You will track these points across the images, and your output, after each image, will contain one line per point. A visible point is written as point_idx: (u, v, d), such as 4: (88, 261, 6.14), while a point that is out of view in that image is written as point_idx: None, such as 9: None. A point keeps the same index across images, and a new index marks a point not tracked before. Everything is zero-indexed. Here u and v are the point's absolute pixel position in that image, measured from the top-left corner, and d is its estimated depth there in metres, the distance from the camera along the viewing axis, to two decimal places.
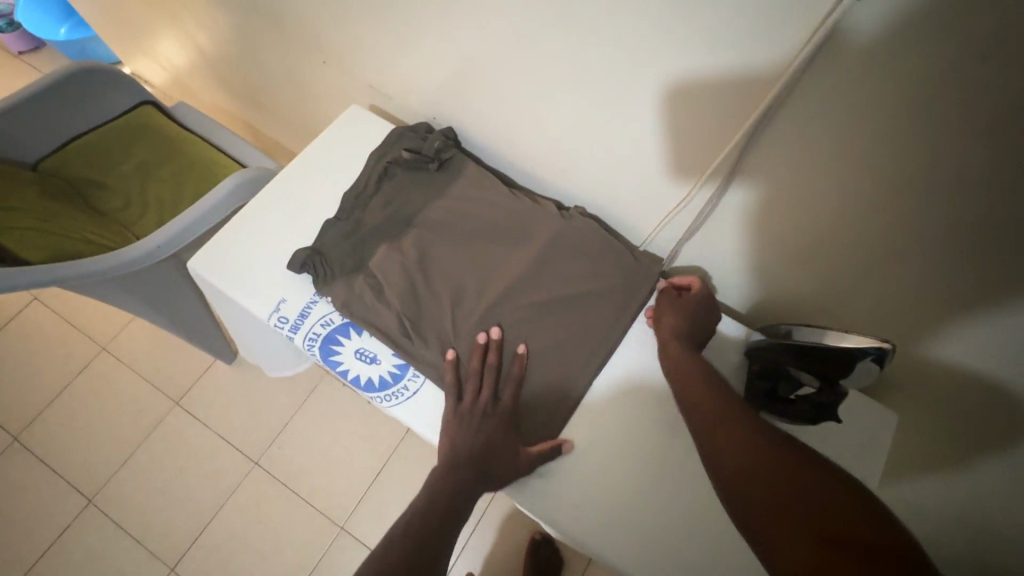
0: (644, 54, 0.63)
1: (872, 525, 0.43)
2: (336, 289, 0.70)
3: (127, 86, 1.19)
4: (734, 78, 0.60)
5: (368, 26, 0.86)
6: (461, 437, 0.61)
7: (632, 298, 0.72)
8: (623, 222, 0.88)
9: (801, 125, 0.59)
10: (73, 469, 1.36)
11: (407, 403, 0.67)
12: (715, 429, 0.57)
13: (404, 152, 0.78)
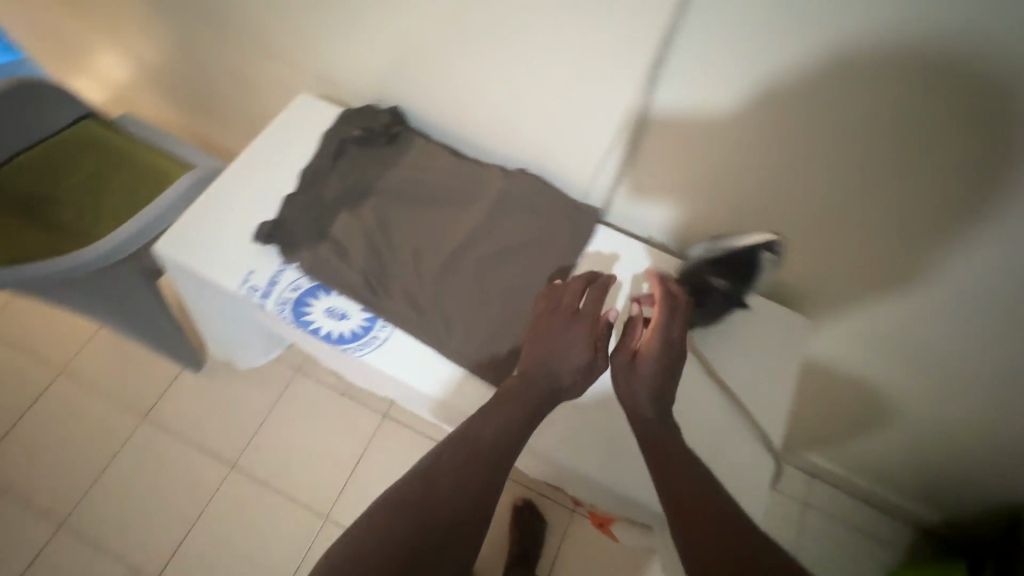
0: (563, 17, 0.72)
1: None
2: (303, 255, 0.74)
3: (67, 99, 1.19)
4: (637, 28, 0.69)
5: (310, 18, 0.92)
6: (528, 351, 0.69)
7: (576, 240, 0.80)
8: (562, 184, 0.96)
9: (698, 66, 0.69)
10: (40, 494, 1.33)
11: (378, 350, 0.72)
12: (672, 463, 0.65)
13: (355, 130, 0.83)
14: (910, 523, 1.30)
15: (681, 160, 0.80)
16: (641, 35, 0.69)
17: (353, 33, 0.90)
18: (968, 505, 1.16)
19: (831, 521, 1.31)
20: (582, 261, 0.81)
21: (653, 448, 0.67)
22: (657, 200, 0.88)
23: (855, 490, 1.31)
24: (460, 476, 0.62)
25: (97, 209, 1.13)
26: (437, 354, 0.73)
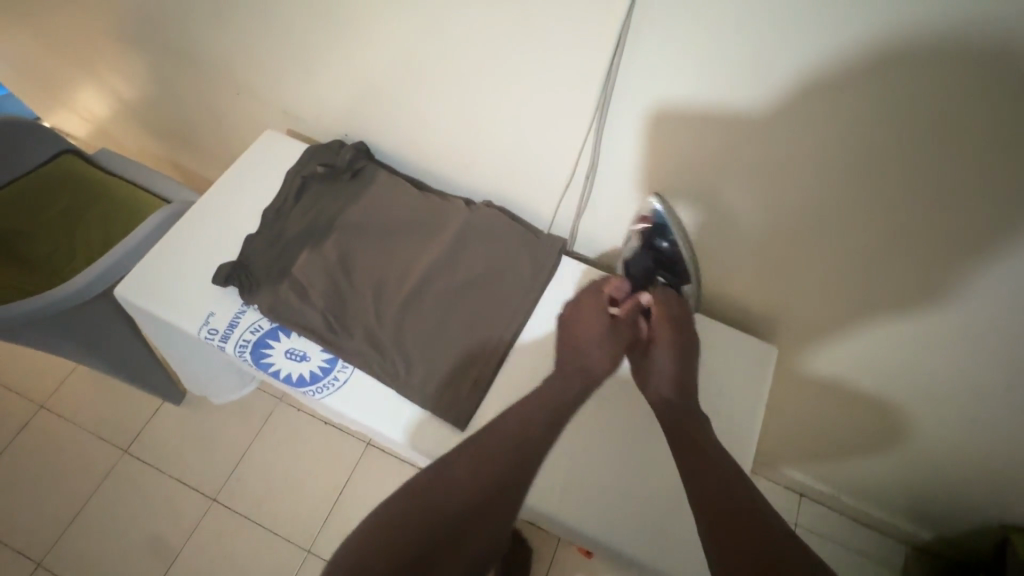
0: (513, 51, 0.72)
1: None
2: (262, 297, 0.74)
3: (43, 137, 1.20)
4: (587, 66, 0.69)
5: (272, 54, 0.92)
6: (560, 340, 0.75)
7: (541, 271, 0.79)
8: (529, 212, 0.96)
9: (649, 101, 0.69)
10: (18, 533, 1.31)
11: (338, 391, 0.71)
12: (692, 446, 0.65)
13: (318, 166, 0.83)
14: (902, 543, 1.27)
15: (640, 189, 0.80)
16: (588, 68, 0.69)
17: (315, 68, 0.91)
18: (960, 526, 1.13)
19: (822, 543, 1.29)
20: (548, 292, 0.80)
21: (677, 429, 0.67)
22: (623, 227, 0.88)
23: (846, 511, 1.29)
24: (451, 499, 0.59)
25: (70, 246, 1.12)
26: (397, 394, 0.72)
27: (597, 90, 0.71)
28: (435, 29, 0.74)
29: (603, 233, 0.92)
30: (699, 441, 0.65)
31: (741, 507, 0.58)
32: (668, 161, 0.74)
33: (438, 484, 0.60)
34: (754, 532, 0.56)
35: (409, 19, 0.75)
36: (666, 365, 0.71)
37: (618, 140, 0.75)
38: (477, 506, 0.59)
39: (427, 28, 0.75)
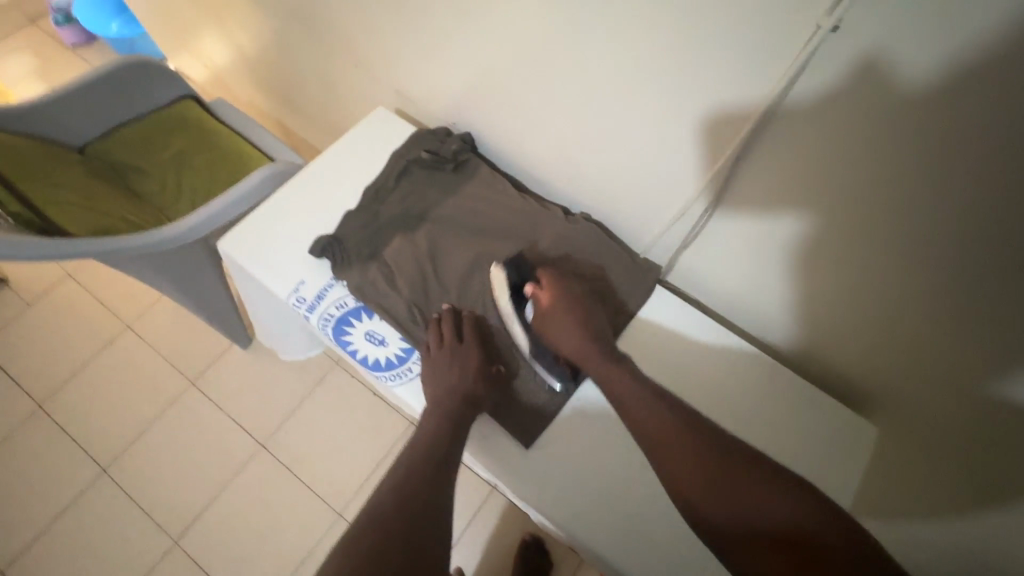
0: (653, 72, 0.68)
1: (782, 496, 0.54)
2: (351, 276, 0.75)
3: (170, 80, 1.27)
4: (732, 94, 0.64)
5: (397, 34, 0.92)
6: (436, 378, 0.68)
7: (627, 304, 0.80)
8: (628, 229, 0.92)
9: (795, 142, 0.63)
10: (90, 438, 1.43)
11: (410, 383, 0.72)
12: (625, 396, 0.64)
13: (424, 152, 0.83)
14: None
15: (758, 231, 0.75)
16: (736, 100, 0.64)
17: (435, 54, 0.90)
18: None
19: None
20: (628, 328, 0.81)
21: (619, 391, 0.65)
22: (722, 265, 0.84)
23: None
24: (386, 532, 0.55)
25: (178, 187, 1.19)
26: None
27: (741, 126, 0.66)
28: (573, 37, 0.71)
29: (705, 265, 0.87)
30: (637, 389, 0.64)
31: (660, 443, 0.60)
32: (802, 206, 0.69)
33: (355, 542, 0.54)
34: (679, 470, 0.57)
35: (549, 24, 0.72)
36: (567, 327, 0.70)
37: (748, 177, 0.71)
38: (412, 530, 0.56)
39: (565, 35, 0.72)
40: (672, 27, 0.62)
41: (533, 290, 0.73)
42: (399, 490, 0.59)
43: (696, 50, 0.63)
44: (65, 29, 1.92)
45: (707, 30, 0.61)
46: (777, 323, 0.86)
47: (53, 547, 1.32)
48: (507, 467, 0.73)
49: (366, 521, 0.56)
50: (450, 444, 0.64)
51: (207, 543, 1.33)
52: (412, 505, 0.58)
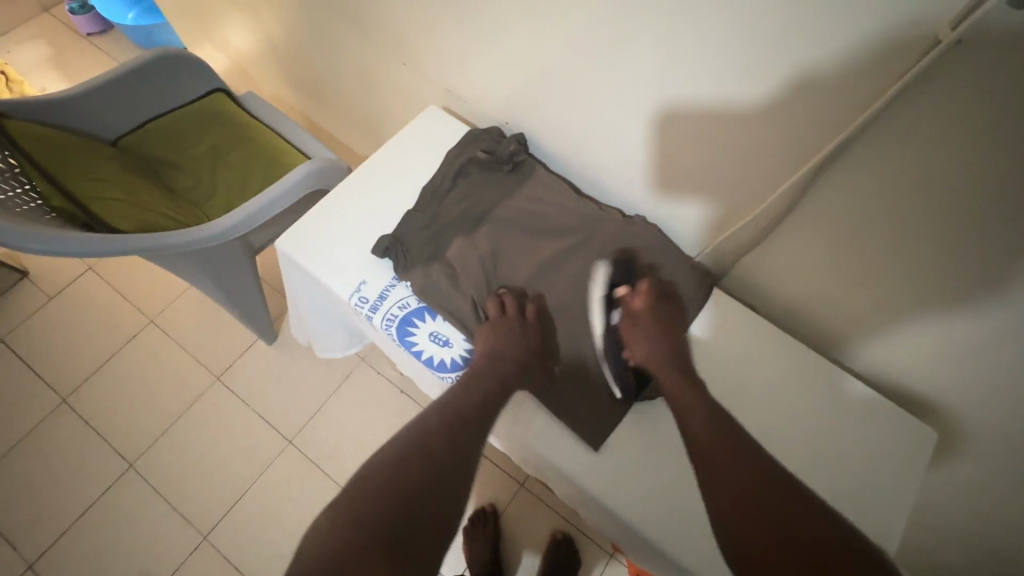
0: (740, 84, 0.68)
1: (813, 520, 0.56)
2: (414, 276, 0.78)
3: (203, 73, 1.26)
4: (813, 104, 0.65)
5: (453, 34, 0.91)
6: (495, 340, 0.74)
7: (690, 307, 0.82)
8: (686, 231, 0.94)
9: (874, 152, 0.64)
10: (116, 433, 1.42)
11: None
12: (685, 399, 0.69)
13: (480, 152, 0.86)
14: None
15: (822, 237, 0.76)
16: (825, 115, 0.65)
17: (494, 56, 0.89)
18: None
19: None
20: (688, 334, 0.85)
21: (681, 398, 0.69)
22: (776, 268, 0.86)
23: None
24: (434, 465, 0.61)
25: (213, 182, 1.18)
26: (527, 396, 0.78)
27: (830, 140, 0.66)
28: (659, 49, 0.71)
29: (766, 268, 0.87)
30: (700, 398, 0.69)
31: (711, 455, 0.63)
32: (878, 217, 0.69)
33: (407, 460, 0.61)
34: (740, 504, 0.59)
35: (634, 35, 0.72)
36: (651, 332, 0.76)
37: (822, 190, 0.71)
38: (453, 469, 0.62)
39: (649, 47, 0.72)
40: (771, 38, 0.62)
41: (627, 292, 0.80)
42: (451, 428, 0.65)
43: (795, 63, 0.63)
44: (81, 18, 1.89)
45: (811, 43, 0.60)
46: (830, 326, 0.88)
47: (82, 542, 1.31)
48: (576, 469, 0.74)
49: (419, 444, 0.63)
50: (496, 403, 0.69)
51: (237, 538, 1.33)
52: (457, 448, 0.64)
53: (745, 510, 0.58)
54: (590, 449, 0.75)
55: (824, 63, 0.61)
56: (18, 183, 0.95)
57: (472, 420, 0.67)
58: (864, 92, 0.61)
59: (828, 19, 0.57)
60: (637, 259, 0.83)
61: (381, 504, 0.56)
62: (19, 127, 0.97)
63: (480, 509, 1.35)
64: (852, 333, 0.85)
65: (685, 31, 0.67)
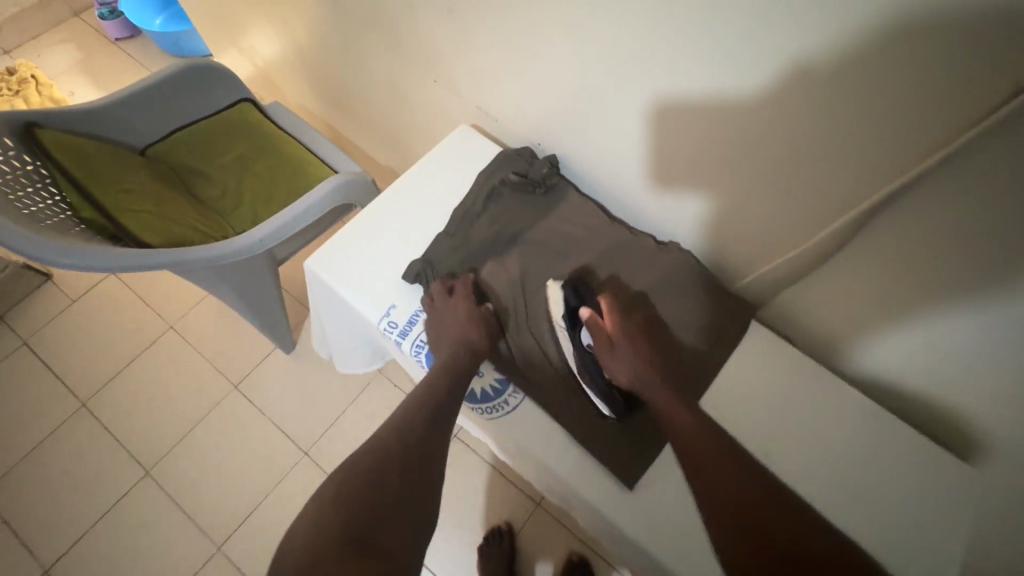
0: (789, 119, 0.65)
1: (801, 519, 0.56)
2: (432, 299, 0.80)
3: (231, 84, 1.26)
4: (868, 143, 0.61)
5: (488, 54, 0.90)
6: (449, 335, 0.76)
7: (719, 340, 0.83)
8: (725, 259, 0.90)
9: (936, 197, 0.60)
10: (134, 439, 1.42)
11: (507, 415, 0.78)
12: (666, 404, 0.68)
13: (513, 174, 0.86)
14: None
15: (869, 275, 0.73)
16: (882, 156, 0.61)
17: (532, 77, 0.88)
18: None
19: None
20: (724, 368, 0.83)
21: (659, 403, 0.69)
22: (814, 305, 0.83)
23: None
24: (390, 466, 0.62)
25: (238, 193, 1.18)
26: (557, 426, 0.77)
27: (885, 184, 0.63)
28: (707, 83, 0.69)
29: (805, 304, 0.84)
30: (680, 402, 0.68)
31: (701, 453, 0.62)
32: (932, 260, 0.65)
33: (360, 468, 0.62)
34: (730, 503, 0.58)
35: (685, 67, 0.69)
36: (631, 355, 0.73)
37: (874, 229, 0.68)
38: (408, 470, 0.63)
39: (699, 80, 0.70)
40: (830, 77, 0.59)
41: (592, 315, 0.75)
42: (402, 432, 0.67)
43: (852, 106, 0.60)
44: (111, 22, 1.92)
45: (871, 86, 0.57)
46: (868, 366, 0.84)
47: (96, 548, 1.31)
48: (608, 508, 0.72)
49: (373, 453, 0.64)
50: (448, 396, 0.71)
51: (250, 550, 1.32)
52: (410, 449, 0.65)
53: (734, 511, 0.57)
54: (624, 489, 0.73)
55: (883, 108, 0.58)
56: (49, 194, 0.96)
57: (429, 422, 0.69)
58: (926, 139, 0.57)
59: (891, 61, 0.54)
60: (593, 275, 0.84)
61: (337, 515, 0.56)
62: (51, 137, 0.98)
63: (495, 528, 1.33)
64: (894, 376, 0.81)
65: (736, 67, 0.65)
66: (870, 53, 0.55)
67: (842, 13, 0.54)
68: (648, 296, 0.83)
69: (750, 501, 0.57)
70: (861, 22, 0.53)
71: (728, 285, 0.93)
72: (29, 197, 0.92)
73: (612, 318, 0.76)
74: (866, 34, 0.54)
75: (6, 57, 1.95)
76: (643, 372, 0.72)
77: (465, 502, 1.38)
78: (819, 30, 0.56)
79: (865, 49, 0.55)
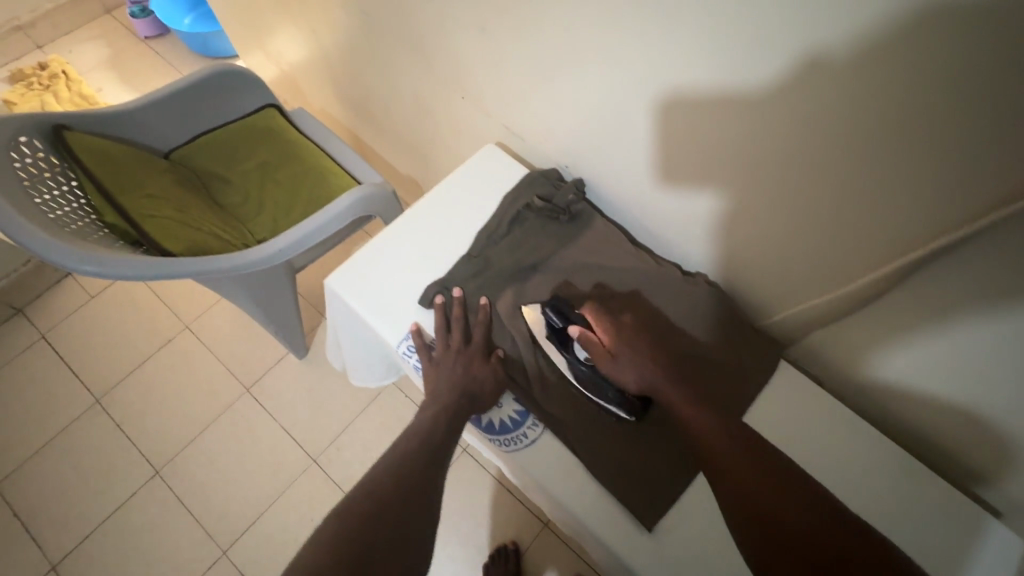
0: (834, 157, 0.63)
1: (819, 505, 0.58)
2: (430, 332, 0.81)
3: (258, 90, 1.26)
4: (919, 188, 0.59)
5: (522, 75, 0.88)
6: (444, 374, 0.76)
7: (746, 378, 0.80)
8: (757, 293, 0.88)
9: (990, 246, 0.57)
10: (145, 438, 1.42)
11: (524, 448, 0.76)
12: (678, 401, 0.69)
13: (537, 200, 0.87)
14: None
15: (909, 318, 0.70)
16: (932, 202, 0.59)
17: (566, 101, 0.86)
18: None
19: None
20: (752, 407, 0.80)
21: (671, 400, 0.70)
22: (847, 346, 0.80)
23: None
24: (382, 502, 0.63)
25: (260, 201, 1.18)
26: (578, 461, 0.75)
27: (936, 234, 0.61)
28: (748, 117, 0.67)
29: (837, 344, 0.82)
30: (689, 401, 0.69)
31: (718, 450, 0.63)
32: (982, 311, 0.63)
33: (356, 507, 0.61)
34: (751, 493, 0.59)
35: (730, 104, 0.68)
36: (630, 360, 0.74)
37: (919, 274, 0.65)
38: (406, 511, 0.63)
39: (743, 118, 0.67)
40: (885, 124, 0.57)
41: (582, 331, 0.75)
42: (400, 471, 0.67)
43: (906, 155, 0.57)
44: (141, 21, 1.94)
45: (929, 139, 0.55)
46: (899, 410, 0.81)
47: (103, 546, 1.32)
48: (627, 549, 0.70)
49: (370, 492, 0.64)
50: (447, 438, 0.72)
51: (255, 556, 1.32)
52: (409, 489, 0.65)
53: (756, 503, 0.59)
54: (644, 530, 0.71)
55: (941, 160, 0.55)
56: (74, 197, 0.97)
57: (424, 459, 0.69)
58: (984, 194, 0.54)
59: (951, 106, 0.52)
60: (574, 287, 0.84)
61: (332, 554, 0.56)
62: (79, 140, 0.98)
63: (501, 547, 1.31)
64: (928, 420, 0.79)
65: (786, 106, 0.63)
66: (932, 104, 0.53)
67: (904, 61, 0.52)
68: (644, 295, 0.84)
69: (765, 504, 0.58)
70: (923, 72, 0.51)
71: (756, 320, 0.90)
72: (55, 200, 0.93)
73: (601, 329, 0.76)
74: (928, 83, 0.52)
75: (37, 51, 1.98)
76: (646, 372, 0.73)
77: (472, 519, 1.36)
78: (878, 76, 0.54)
79: (926, 100, 0.53)
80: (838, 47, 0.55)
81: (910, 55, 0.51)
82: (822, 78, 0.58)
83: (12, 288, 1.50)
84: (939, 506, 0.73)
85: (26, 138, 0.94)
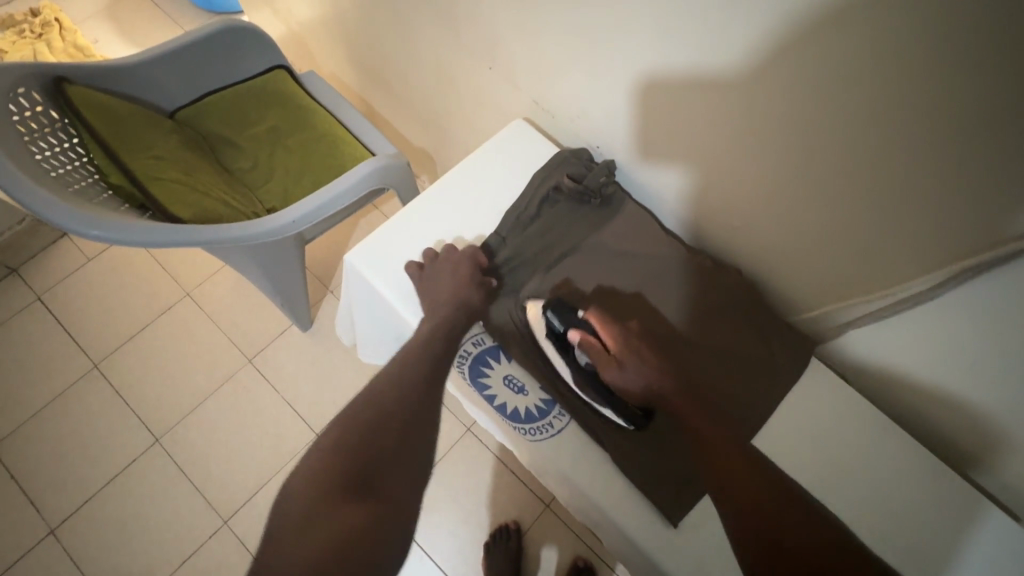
0: (889, 152, 0.60)
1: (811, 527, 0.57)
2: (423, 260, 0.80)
3: (267, 49, 1.19)
4: (977, 192, 0.56)
5: (556, 47, 0.84)
6: (434, 293, 0.76)
7: (774, 374, 0.79)
8: (788, 290, 0.85)
9: None
10: (145, 405, 1.40)
11: (551, 438, 0.76)
12: (691, 420, 0.66)
13: (567, 180, 0.84)
14: None
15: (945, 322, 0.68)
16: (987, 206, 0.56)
17: (601, 78, 0.82)
18: None
19: None
20: (781, 404, 0.79)
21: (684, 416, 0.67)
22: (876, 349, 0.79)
23: None
24: (382, 418, 0.62)
25: (271, 169, 1.13)
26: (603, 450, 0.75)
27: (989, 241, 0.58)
28: (797, 104, 0.63)
29: (871, 345, 0.80)
30: (699, 416, 0.67)
31: (728, 470, 0.62)
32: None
33: (353, 435, 0.60)
34: (752, 514, 0.58)
35: (781, 92, 0.64)
36: (639, 371, 0.70)
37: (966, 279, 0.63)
38: (408, 427, 0.62)
39: (791, 106, 0.64)
40: (951, 122, 0.53)
41: (582, 337, 0.72)
42: (404, 389, 0.66)
43: (968, 152, 0.54)
44: None
45: (999, 140, 0.52)
46: (921, 411, 0.81)
47: (103, 511, 1.31)
48: (648, 540, 0.70)
49: (371, 411, 0.63)
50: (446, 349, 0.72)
51: (257, 526, 1.31)
52: (416, 403, 0.65)
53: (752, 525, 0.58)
54: (668, 524, 0.70)
55: (1002, 164, 0.53)
56: (76, 155, 0.92)
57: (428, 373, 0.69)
58: None
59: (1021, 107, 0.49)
60: (576, 288, 0.81)
61: (327, 469, 0.57)
62: (81, 94, 0.93)
63: (503, 526, 1.31)
64: (949, 424, 0.78)
65: (845, 97, 0.59)
66: (1008, 103, 0.49)
67: (978, 56, 0.48)
68: (676, 278, 0.82)
69: (775, 516, 0.58)
70: (993, 69, 0.48)
71: (791, 316, 0.88)
72: (57, 157, 0.88)
73: (608, 332, 0.73)
74: (1002, 82, 0.48)
75: None
76: (653, 381, 0.69)
77: (474, 497, 1.37)
78: (947, 70, 0.51)
79: (998, 102, 0.49)
80: (909, 33, 0.51)
81: (985, 49, 0.48)
82: (883, 69, 0.55)
83: (6, 247, 1.45)
84: (955, 510, 0.73)
85: (25, 90, 0.88)
